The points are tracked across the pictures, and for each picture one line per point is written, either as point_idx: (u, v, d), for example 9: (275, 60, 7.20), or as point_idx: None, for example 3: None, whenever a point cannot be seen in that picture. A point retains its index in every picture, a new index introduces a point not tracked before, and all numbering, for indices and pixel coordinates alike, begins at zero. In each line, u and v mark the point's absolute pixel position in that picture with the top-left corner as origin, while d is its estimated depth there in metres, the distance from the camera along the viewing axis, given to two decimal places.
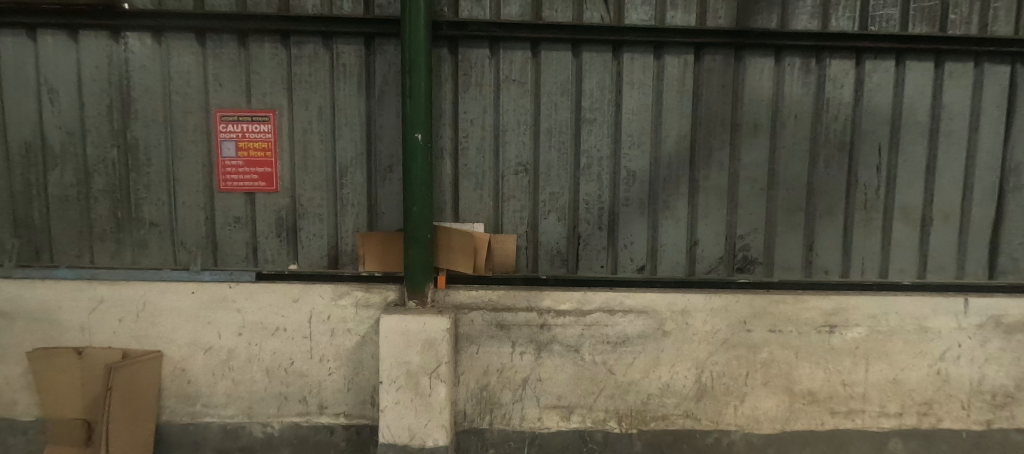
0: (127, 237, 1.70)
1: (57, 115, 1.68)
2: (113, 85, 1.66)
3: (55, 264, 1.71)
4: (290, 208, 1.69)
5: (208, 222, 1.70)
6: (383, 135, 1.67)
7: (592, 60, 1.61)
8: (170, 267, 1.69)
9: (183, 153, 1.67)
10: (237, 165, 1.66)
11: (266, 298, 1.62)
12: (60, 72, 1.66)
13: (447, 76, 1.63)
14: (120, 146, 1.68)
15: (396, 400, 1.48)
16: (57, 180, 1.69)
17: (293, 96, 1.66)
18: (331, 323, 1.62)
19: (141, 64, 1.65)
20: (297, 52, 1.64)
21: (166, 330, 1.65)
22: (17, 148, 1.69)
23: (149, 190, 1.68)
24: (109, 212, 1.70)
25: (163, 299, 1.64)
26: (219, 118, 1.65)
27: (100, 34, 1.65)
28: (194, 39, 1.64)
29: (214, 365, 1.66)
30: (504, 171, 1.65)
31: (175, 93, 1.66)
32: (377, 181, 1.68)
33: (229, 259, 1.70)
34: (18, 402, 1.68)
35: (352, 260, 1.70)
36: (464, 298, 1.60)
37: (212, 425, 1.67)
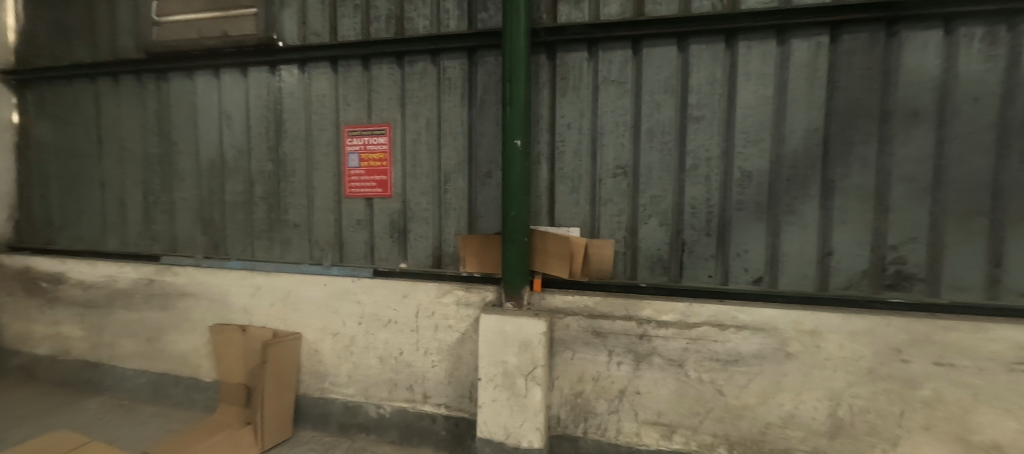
0: (277, 235, 2.04)
1: (231, 137, 2.08)
2: (270, 110, 2.01)
3: (227, 257, 2.11)
4: (400, 212, 1.87)
5: (336, 224, 1.95)
6: (482, 142, 1.75)
7: (701, 53, 1.49)
8: (307, 262, 1.99)
9: (318, 165, 1.95)
10: (360, 174, 1.88)
11: (380, 292, 1.80)
12: (234, 101, 2.07)
13: (545, 82, 1.66)
14: (274, 160, 2.02)
15: (493, 397, 1.54)
16: (231, 189, 2.10)
17: (405, 111, 1.83)
18: (435, 319, 1.74)
19: (290, 91, 1.97)
20: (409, 70, 1.81)
21: (304, 316, 1.93)
22: (205, 164, 2.14)
23: (294, 196, 2.00)
24: (265, 214, 2.05)
25: (301, 289, 1.93)
26: (346, 133, 1.89)
27: (262, 69, 2.01)
28: (329, 67, 1.92)
29: (339, 348, 1.89)
30: (600, 174, 1.61)
31: (313, 113, 1.95)
32: (477, 185, 1.76)
33: (351, 257, 1.94)
34: (201, 365, 2.10)
35: (454, 260, 1.80)
36: (559, 302, 1.60)
37: (336, 401, 1.91)
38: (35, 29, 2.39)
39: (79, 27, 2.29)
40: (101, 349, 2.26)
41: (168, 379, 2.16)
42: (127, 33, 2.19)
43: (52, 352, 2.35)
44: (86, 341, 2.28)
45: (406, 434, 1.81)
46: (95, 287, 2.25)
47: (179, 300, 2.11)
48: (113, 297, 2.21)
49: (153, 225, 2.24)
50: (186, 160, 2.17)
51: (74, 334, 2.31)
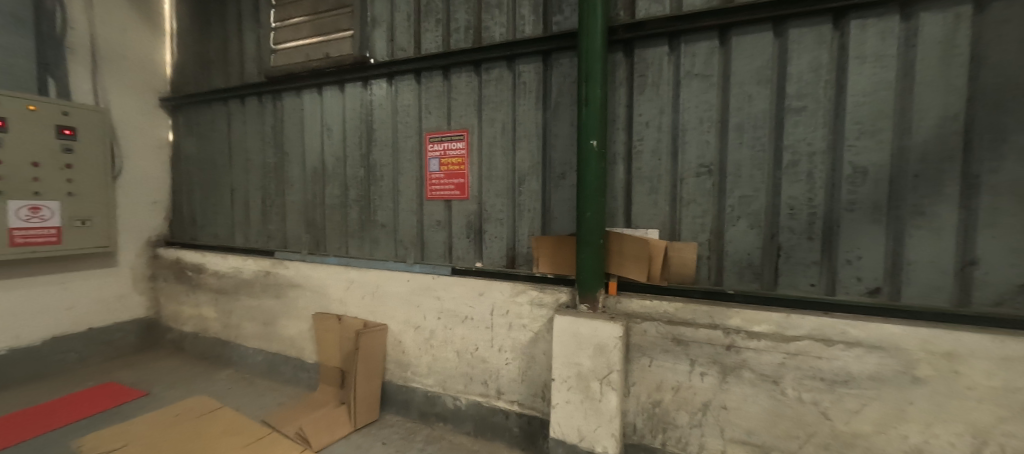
0: (368, 234, 2.24)
1: (331, 146, 2.34)
2: (363, 121, 2.23)
3: (326, 253, 2.37)
4: (477, 213, 1.95)
5: (418, 225, 2.09)
6: (557, 144, 1.76)
7: (801, 38, 1.35)
8: (393, 259, 2.15)
9: (403, 169, 2.11)
10: (440, 177, 2.00)
11: (458, 289, 1.90)
12: (333, 114, 2.32)
13: (622, 80, 1.62)
14: (366, 166, 2.23)
15: (567, 399, 1.53)
16: (330, 193, 2.36)
17: (482, 116, 1.91)
18: (509, 317, 1.78)
19: (379, 103, 2.16)
20: (486, 76, 1.88)
21: (389, 309, 2.10)
22: (310, 171, 2.42)
23: (382, 199, 2.19)
24: (358, 215, 2.27)
25: (388, 284, 2.10)
26: (428, 139, 2.03)
27: (356, 84, 2.23)
28: (413, 78, 2.07)
29: (420, 341, 2.02)
30: (682, 173, 1.53)
31: (399, 122, 2.11)
32: (551, 187, 1.78)
33: (432, 255, 2.06)
34: (305, 348, 2.38)
35: (527, 260, 1.83)
36: (636, 307, 1.55)
37: (417, 390, 2.04)
38: (185, 63, 2.90)
39: (216, 59, 2.74)
40: (229, 329, 2.66)
41: (279, 358, 2.48)
42: (251, 61, 2.58)
43: (194, 330, 2.82)
44: (218, 322, 2.70)
45: (481, 427, 1.88)
46: (225, 277, 2.66)
47: (288, 290, 2.42)
48: (238, 285, 2.60)
49: (269, 225, 2.60)
50: (295, 168, 2.48)
51: (210, 316, 2.75)
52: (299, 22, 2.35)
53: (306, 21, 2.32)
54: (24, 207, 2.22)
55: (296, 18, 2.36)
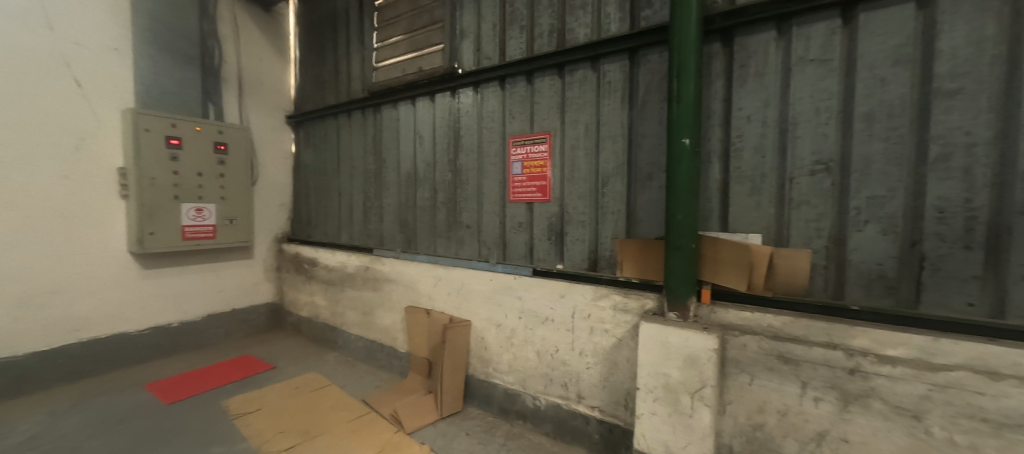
0: (454, 235, 2.38)
1: (422, 152, 2.53)
2: (451, 128, 2.37)
3: (417, 251, 2.57)
4: (558, 215, 1.95)
5: (501, 226, 2.17)
6: (644, 144, 1.69)
7: (955, 7, 1.13)
8: (476, 259, 2.25)
9: (488, 173, 2.20)
10: (522, 180, 2.05)
11: (540, 290, 1.92)
12: (425, 123, 2.50)
13: (719, 72, 1.50)
14: (453, 170, 2.37)
15: (653, 411, 1.46)
16: (421, 195, 2.55)
17: (565, 119, 1.91)
18: (591, 321, 1.75)
19: (466, 110, 2.28)
20: (570, 78, 1.88)
21: (473, 306, 2.20)
22: (404, 176, 2.64)
23: (468, 201, 2.30)
24: (445, 216, 2.42)
25: (472, 282, 2.20)
26: (511, 143, 2.09)
27: (446, 94, 2.38)
28: (497, 85, 2.15)
29: (501, 339, 2.08)
30: (792, 171, 1.37)
31: (484, 128, 2.21)
32: (637, 188, 1.72)
33: (513, 256, 2.11)
34: (398, 338, 2.60)
35: (610, 264, 1.79)
36: (734, 318, 1.42)
37: (498, 387, 2.10)
38: (304, 84, 3.36)
39: (329, 79, 3.13)
40: (336, 316, 3.01)
41: (376, 346, 2.73)
42: (356, 79, 2.90)
43: (308, 315, 3.24)
44: (328, 309, 3.07)
45: (560, 430, 1.87)
46: (334, 270, 3.01)
47: (384, 284, 2.66)
48: (344, 278, 2.93)
49: (369, 224, 2.89)
50: (391, 173, 2.73)
51: (321, 304, 3.14)
52: (397, 41, 2.59)
53: (403, 40, 2.55)
54: (191, 209, 2.77)
55: (394, 38, 2.60)
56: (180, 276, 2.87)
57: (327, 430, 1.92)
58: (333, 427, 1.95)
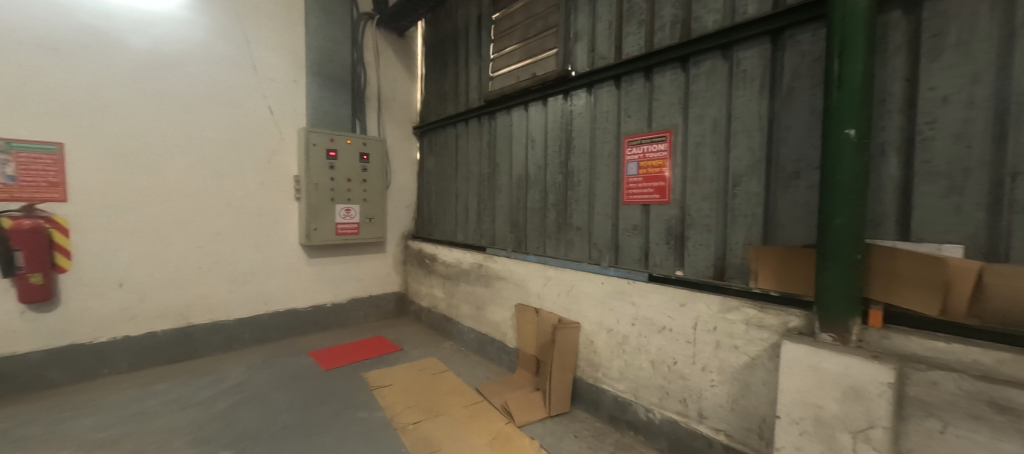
0: (564, 236, 2.39)
1: (534, 155, 2.61)
2: (563, 131, 2.39)
3: (527, 251, 2.64)
4: (679, 218, 1.82)
5: (613, 229, 2.11)
6: (789, 138, 1.49)
7: None
8: (587, 261, 2.23)
9: (600, 174, 2.16)
10: (637, 181, 1.96)
11: (656, 297, 1.82)
12: (537, 127, 2.58)
13: (899, 47, 1.24)
14: (564, 172, 2.39)
15: (798, 446, 1.26)
16: (532, 197, 2.63)
17: (688, 114, 1.78)
18: (717, 335, 1.60)
19: (579, 112, 2.28)
20: (695, 71, 1.75)
21: (583, 308, 2.18)
22: (516, 178, 2.75)
23: (578, 203, 2.30)
24: (554, 218, 2.46)
25: (583, 285, 2.19)
26: (626, 144, 2.02)
27: (558, 97, 2.41)
28: (612, 84, 2.10)
29: (612, 344, 2.03)
30: (1014, 165, 1.07)
31: (597, 129, 2.18)
32: (779, 189, 1.52)
33: (626, 259, 2.04)
34: (508, 334, 2.71)
35: (741, 273, 1.61)
36: (920, 349, 1.15)
37: (607, 393, 2.05)
38: (428, 98, 3.73)
39: (449, 91, 3.43)
40: (452, 308, 3.27)
41: (487, 339, 2.90)
42: (473, 89, 3.11)
43: (428, 305, 3.59)
44: (445, 301, 3.36)
45: (677, 448, 1.75)
46: (450, 266, 3.28)
47: (496, 282, 2.81)
48: (460, 273, 3.17)
49: (482, 224, 3.07)
50: (503, 176, 2.86)
51: (439, 295, 3.44)
52: (511, 50, 2.72)
53: (517, 48, 2.66)
54: (342, 209, 3.30)
55: (509, 47, 2.74)
56: (333, 265, 3.44)
57: (447, 412, 2.10)
58: (451, 410, 2.13)
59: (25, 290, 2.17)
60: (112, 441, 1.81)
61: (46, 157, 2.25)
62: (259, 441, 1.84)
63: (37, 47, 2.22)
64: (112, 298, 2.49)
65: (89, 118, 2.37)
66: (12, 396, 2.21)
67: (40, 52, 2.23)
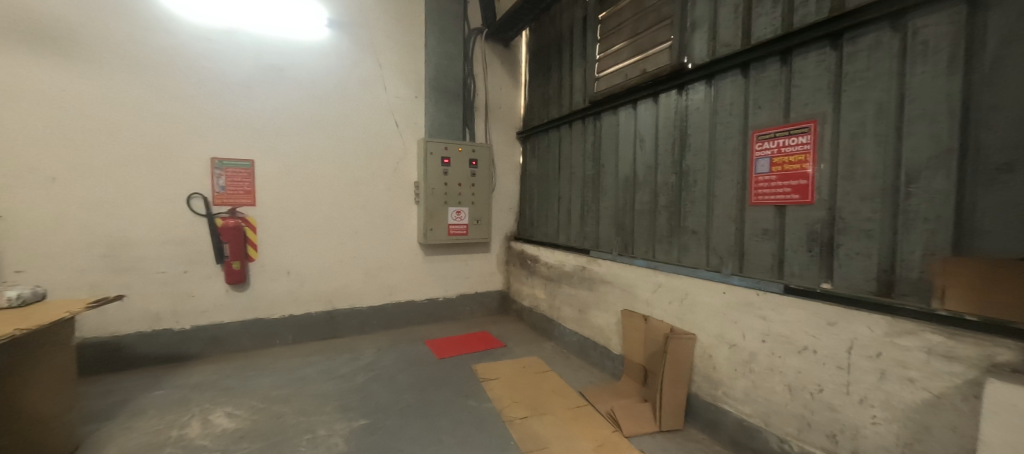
0: (677, 241, 2.24)
1: (643, 156, 2.49)
2: (677, 128, 2.24)
3: (634, 255, 2.54)
4: (826, 222, 1.57)
5: (738, 233, 1.90)
6: (995, 120, 1.19)
7: None
8: (704, 268, 2.06)
9: (721, 173, 1.97)
10: (770, 180, 1.74)
11: (795, 313, 1.60)
12: (646, 126, 2.46)
13: None
14: (678, 172, 2.24)
15: None
16: (640, 199, 2.51)
17: (841, 100, 1.53)
18: (882, 363, 1.35)
19: (696, 107, 2.12)
20: (851, 49, 1.50)
21: (700, 319, 2.01)
22: (622, 180, 2.66)
23: (694, 205, 2.13)
24: (666, 221, 2.31)
25: (700, 293, 2.02)
26: (755, 138, 1.81)
27: (672, 92, 2.27)
28: (739, 73, 1.91)
29: (736, 361, 1.83)
30: None
31: (719, 123, 2.00)
32: (979, 185, 1.22)
33: (755, 268, 1.83)
34: (613, 340, 2.63)
35: (917, 289, 1.33)
36: None
37: (729, 415, 1.85)
38: (531, 103, 3.82)
39: (553, 95, 3.46)
40: (553, 310, 3.29)
41: (589, 343, 2.85)
42: (577, 91, 3.10)
43: (530, 305, 3.66)
44: (546, 302, 3.39)
45: None
46: (553, 268, 3.31)
47: (600, 285, 2.75)
48: (561, 275, 3.17)
49: (585, 227, 3.03)
50: (608, 178, 2.79)
51: (541, 296, 3.49)
52: (619, 48, 2.64)
53: (626, 46, 2.58)
54: (454, 211, 3.57)
55: (616, 46, 2.67)
56: (444, 262, 3.74)
57: (552, 412, 2.13)
58: (556, 410, 2.15)
59: (229, 273, 2.82)
60: (284, 398, 2.24)
61: (243, 171, 2.90)
62: (389, 415, 2.10)
63: (238, 87, 2.86)
64: (282, 284, 3.08)
65: (270, 139, 2.98)
66: (219, 354, 2.88)
67: (240, 90, 2.87)
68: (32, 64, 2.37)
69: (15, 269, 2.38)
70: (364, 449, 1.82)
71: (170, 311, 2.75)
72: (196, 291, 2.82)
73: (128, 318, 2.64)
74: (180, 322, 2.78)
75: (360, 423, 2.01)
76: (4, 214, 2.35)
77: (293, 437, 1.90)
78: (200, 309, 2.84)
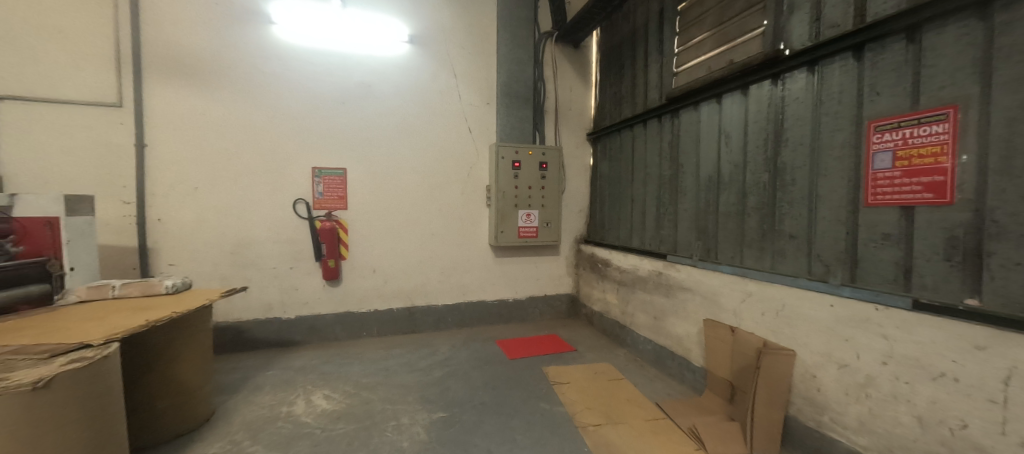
0: (770, 246, 2.05)
1: (729, 154, 2.31)
2: (770, 122, 2.06)
3: (718, 261, 2.35)
4: (971, 226, 1.38)
5: (849, 238, 1.71)
6: None
7: None
8: (805, 277, 1.86)
9: (827, 170, 1.78)
10: (893, 176, 1.55)
11: (928, 333, 1.43)
12: (733, 121, 2.28)
13: None
14: (771, 170, 2.06)
15: None
16: (725, 200, 2.33)
17: (992, 80, 1.34)
18: None
19: (795, 97, 1.93)
20: (1005, 20, 1.32)
21: (801, 334, 1.82)
22: (704, 180, 2.49)
23: (792, 206, 1.94)
24: (758, 224, 2.13)
25: (801, 306, 1.84)
26: (870, 129, 1.63)
27: (765, 83, 2.09)
28: (851, 56, 1.72)
29: (848, 384, 1.65)
30: None
31: (824, 114, 1.80)
32: None
33: (872, 278, 1.63)
34: (693, 350, 2.47)
35: None
36: None
37: (839, 443, 1.67)
38: (602, 103, 3.73)
39: (625, 94, 3.34)
40: (626, 316, 3.16)
41: (666, 353, 2.69)
42: (652, 88, 2.95)
43: (600, 310, 3.56)
44: (618, 308, 3.27)
45: None
46: (625, 272, 3.19)
47: (678, 292, 2.59)
48: (635, 280, 3.04)
49: (661, 230, 2.88)
50: (688, 178, 2.62)
51: (612, 301, 3.38)
52: (701, 39, 2.48)
53: (708, 36, 2.42)
54: (524, 214, 3.62)
55: (698, 38, 2.51)
56: (514, 264, 3.80)
57: (627, 422, 2.05)
58: (632, 420, 2.07)
59: (326, 270, 3.16)
60: (372, 386, 2.44)
61: (338, 178, 3.23)
62: (465, 410, 2.19)
63: (334, 103, 3.20)
64: (368, 281, 3.36)
65: (361, 149, 3.28)
66: (316, 342, 3.22)
67: (335, 106, 3.20)
68: (182, 93, 2.88)
69: (169, 263, 2.90)
70: (442, 441, 1.92)
71: (280, 302, 3.14)
72: (300, 285, 3.19)
73: (247, 307, 3.07)
74: (287, 312, 3.17)
75: (439, 415, 2.12)
76: (161, 218, 2.87)
77: (380, 422, 2.06)
78: (303, 301, 3.20)
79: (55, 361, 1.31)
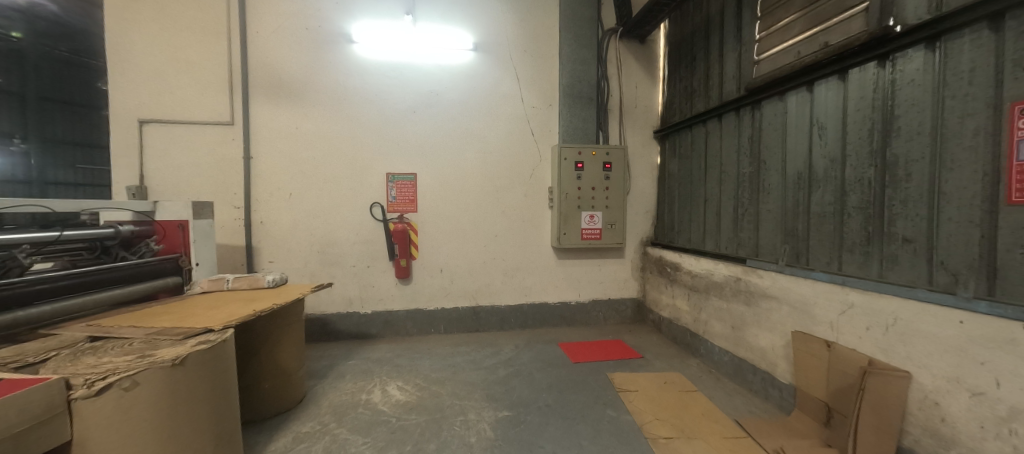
0: (878, 251, 1.81)
1: (824, 147, 2.06)
2: (876, 109, 1.82)
3: (811, 267, 2.12)
4: None
5: (984, 241, 1.47)
6: None
7: None
8: (924, 287, 1.62)
9: (954, 163, 1.55)
10: None
11: None
12: (828, 110, 2.04)
13: None
14: (878, 165, 1.81)
15: None
16: (819, 200, 2.09)
17: None
18: None
19: (910, 79, 1.69)
20: None
21: (920, 354, 1.59)
22: (792, 177, 2.25)
23: (906, 205, 1.70)
24: (861, 226, 1.88)
25: (918, 320, 1.60)
26: (1014, 112, 1.41)
27: (868, 65, 1.85)
28: (986, 28, 1.48)
29: (984, 416, 1.42)
30: None
31: (949, 97, 1.57)
32: None
33: (1018, 290, 1.40)
34: (780, 365, 2.25)
35: None
36: None
37: None
38: (672, 98, 3.54)
39: (698, 87, 3.13)
40: (699, 323, 2.96)
41: (746, 366, 2.48)
42: (729, 79, 2.74)
43: (669, 316, 3.37)
44: (689, 315, 3.07)
45: None
46: (697, 277, 2.99)
47: (761, 300, 2.37)
48: (710, 286, 2.83)
49: (740, 232, 2.66)
50: (773, 176, 2.39)
51: (683, 308, 3.18)
52: (788, 23, 2.26)
53: (797, 19, 2.20)
54: (588, 216, 3.56)
55: (785, 20, 2.28)
56: (577, 266, 3.75)
57: (702, 437, 1.93)
58: (707, 436, 1.94)
59: (398, 269, 3.37)
60: (441, 381, 2.56)
61: (409, 183, 3.43)
62: (530, 411, 2.20)
63: (406, 111, 3.40)
64: (436, 280, 3.52)
65: (430, 154, 3.45)
66: (390, 336, 3.45)
67: (407, 114, 3.41)
68: (281, 110, 3.26)
69: (269, 260, 3.29)
70: (509, 440, 1.95)
71: (359, 298, 3.42)
72: (376, 282, 3.44)
73: (332, 301, 3.38)
74: (365, 307, 3.43)
75: (505, 414, 2.16)
76: (263, 220, 3.27)
77: (450, 415, 2.16)
78: (378, 297, 3.45)
79: (189, 342, 1.54)
